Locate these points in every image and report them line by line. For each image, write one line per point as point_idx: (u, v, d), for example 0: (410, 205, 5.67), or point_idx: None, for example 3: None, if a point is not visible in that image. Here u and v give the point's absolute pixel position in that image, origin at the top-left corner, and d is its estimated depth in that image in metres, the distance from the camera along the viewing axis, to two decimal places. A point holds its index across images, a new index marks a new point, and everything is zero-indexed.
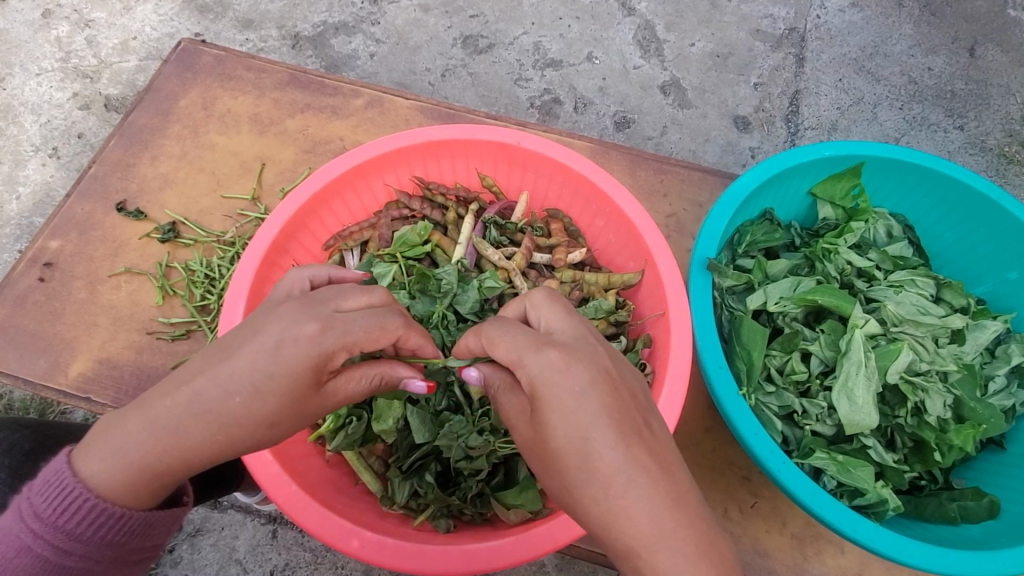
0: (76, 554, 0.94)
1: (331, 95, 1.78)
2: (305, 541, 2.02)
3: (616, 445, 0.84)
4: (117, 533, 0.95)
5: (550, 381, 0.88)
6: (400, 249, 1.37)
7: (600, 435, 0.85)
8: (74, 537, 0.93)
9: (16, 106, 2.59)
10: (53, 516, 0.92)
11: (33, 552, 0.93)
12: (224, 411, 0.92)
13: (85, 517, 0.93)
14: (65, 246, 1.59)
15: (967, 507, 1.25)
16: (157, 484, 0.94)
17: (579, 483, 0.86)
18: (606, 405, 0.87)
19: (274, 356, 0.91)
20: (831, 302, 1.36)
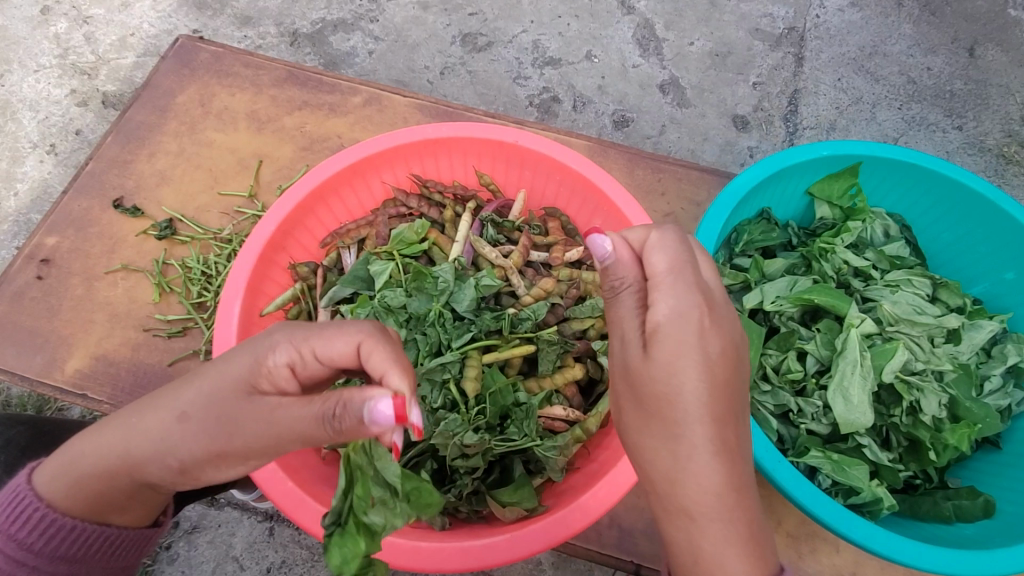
0: (30, 564, 1.01)
1: (330, 93, 1.77)
2: (301, 538, 2.02)
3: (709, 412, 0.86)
4: (71, 547, 1.02)
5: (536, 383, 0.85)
6: (397, 246, 1.37)
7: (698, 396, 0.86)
8: (25, 547, 1.00)
9: (14, 102, 2.59)
10: (8, 525, 1.00)
11: None
12: (161, 414, 0.92)
13: (37, 528, 1.00)
14: (63, 242, 1.59)
15: (961, 506, 1.26)
16: (89, 487, 0.98)
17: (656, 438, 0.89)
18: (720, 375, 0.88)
19: (219, 374, 0.91)
20: (827, 302, 1.36)
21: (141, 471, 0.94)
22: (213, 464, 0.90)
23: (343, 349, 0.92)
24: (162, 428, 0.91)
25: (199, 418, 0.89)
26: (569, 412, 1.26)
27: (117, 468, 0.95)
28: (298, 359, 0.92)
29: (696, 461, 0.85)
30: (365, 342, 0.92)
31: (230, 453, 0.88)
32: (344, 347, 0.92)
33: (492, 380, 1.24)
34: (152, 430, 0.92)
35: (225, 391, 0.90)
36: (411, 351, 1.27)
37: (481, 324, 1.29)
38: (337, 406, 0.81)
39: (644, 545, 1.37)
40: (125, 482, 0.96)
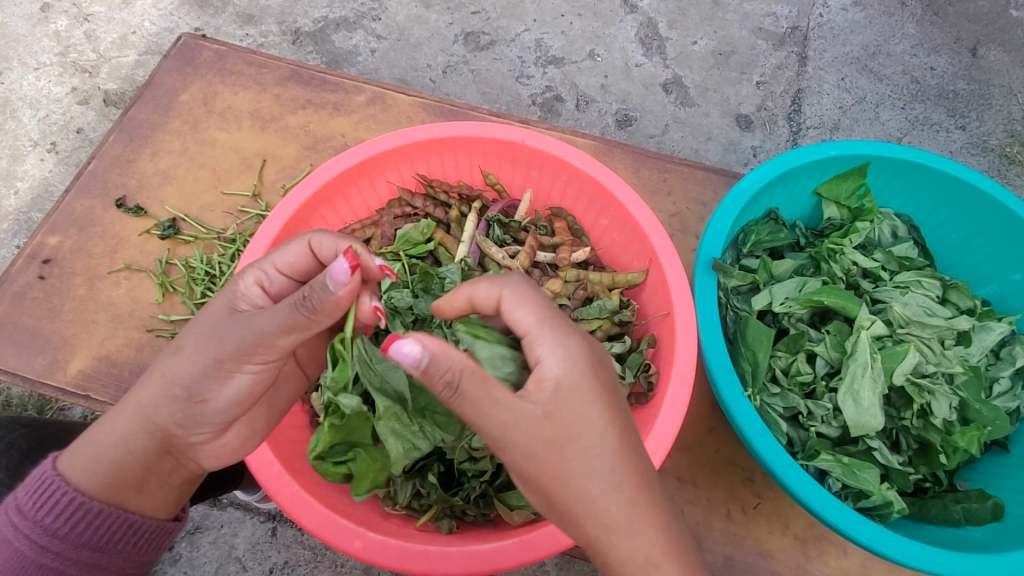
0: (53, 551, 1.00)
1: (333, 92, 1.76)
2: (304, 539, 2.01)
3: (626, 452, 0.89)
4: (95, 534, 1.01)
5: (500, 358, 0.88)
6: (403, 247, 1.35)
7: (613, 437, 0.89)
8: (51, 532, 0.99)
9: (14, 101, 2.57)
10: (33, 510, 0.99)
11: (13, 547, 0.99)
12: (163, 360, 1.02)
13: (64, 513, 1.00)
14: (65, 241, 1.58)
15: (971, 509, 1.25)
16: (107, 462, 1.01)
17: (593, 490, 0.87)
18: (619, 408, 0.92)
19: (207, 312, 1.03)
20: (837, 303, 1.35)
21: (156, 413, 1.00)
22: (218, 381, 0.98)
23: (299, 257, 1.05)
24: (167, 367, 1.00)
25: (192, 343, 0.99)
26: None
27: (136, 425, 1.01)
28: (266, 277, 1.05)
29: (636, 499, 0.88)
30: (315, 244, 1.05)
31: (228, 361, 0.97)
32: (298, 250, 1.05)
33: None
34: (161, 380, 1.00)
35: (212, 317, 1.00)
36: None
37: None
38: (304, 289, 0.91)
39: None
40: (144, 442, 1.01)
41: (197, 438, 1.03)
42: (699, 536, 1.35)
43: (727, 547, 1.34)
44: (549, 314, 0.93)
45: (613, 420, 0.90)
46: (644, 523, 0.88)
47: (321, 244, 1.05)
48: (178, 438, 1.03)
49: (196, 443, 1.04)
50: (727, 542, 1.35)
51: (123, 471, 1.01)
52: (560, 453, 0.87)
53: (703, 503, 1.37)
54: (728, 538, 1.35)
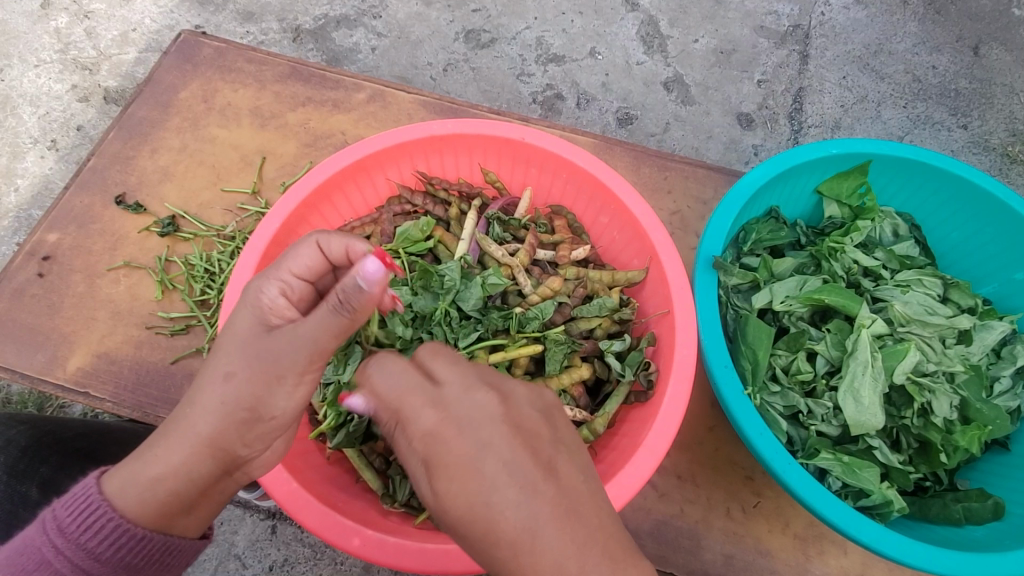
0: (94, 574, 0.95)
1: (334, 89, 1.76)
2: (304, 536, 2.01)
3: (511, 498, 0.79)
4: (135, 557, 0.96)
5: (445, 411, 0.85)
6: (402, 244, 1.35)
7: (489, 492, 0.80)
8: (94, 556, 0.94)
9: (14, 98, 2.57)
10: (76, 532, 0.95)
11: (54, 567, 0.95)
12: (207, 390, 0.96)
13: (108, 536, 0.95)
14: (64, 239, 1.57)
15: (971, 508, 1.24)
16: (163, 490, 0.96)
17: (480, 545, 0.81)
18: (501, 462, 0.81)
19: (236, 336, 0.98)
20: (837, 302, 1.35)
21: (220, 440, 0.96)
22: (274, 393, 0.96)
23: (313, 261, 1.06)
24: (220, 392, 0.96)
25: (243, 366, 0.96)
26: (576, 413, 1.24)
27: (198, 453, 0.96)
28: (287, 285, 1.04)
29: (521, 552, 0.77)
30: (325, 245, 1.06)
31: (284, 379, 0.96)
32: (312, 254, 1.06)
33: None
34: (213, 402, 0.96)
35: (248, 336, 0.98)
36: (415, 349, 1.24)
37: (488, 324, 1.27)
38: (339, 292, 0.92)
39: (650, 547, 1.34)
40: (206, 466, 0.97)
41: (252, 455, 1.01)
42: (699, 535, 1.35)
43: (727, 546, 1.34)
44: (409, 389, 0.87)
45: None
46: None
47: (330, 244, 1.07)
48: (238, 460, 1.00)
49: (252, 458, 1.02)
50: (727, 541, 1.34)
51: (181, 496, 0.97)
52: (450, 515, 0.83)
53: (703, 502, 1.37)
54: (728, 537, 1.34)
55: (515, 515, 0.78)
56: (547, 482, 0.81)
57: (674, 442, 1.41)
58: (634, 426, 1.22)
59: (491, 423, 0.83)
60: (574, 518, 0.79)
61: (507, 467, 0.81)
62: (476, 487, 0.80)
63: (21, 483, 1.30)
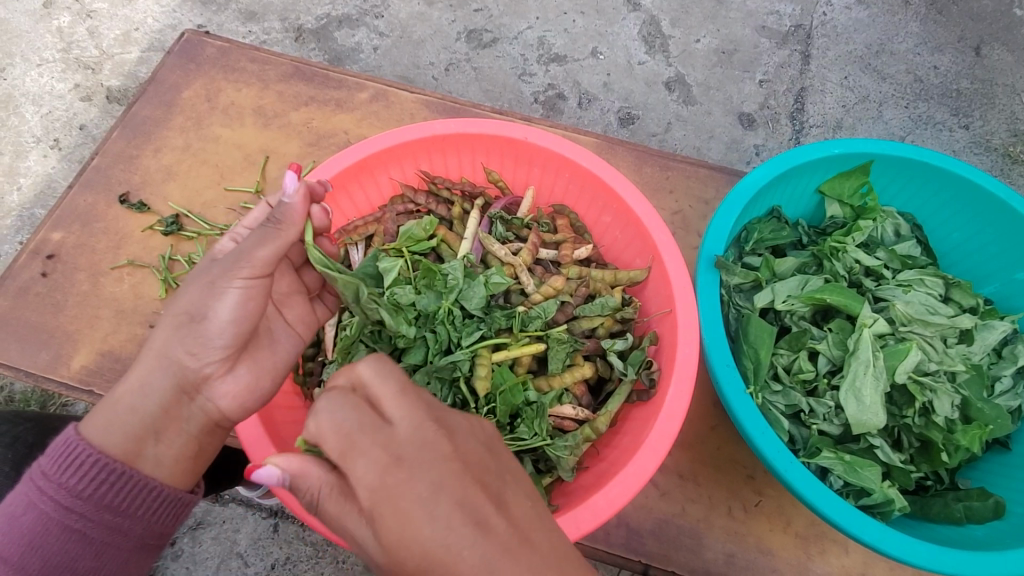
0: (77, 512, 0.96)
1: (337, 88, 1.77)
2: (305, 535, 2.02)
3: (461, 544, 0.67)
4: (115, 497, 0.97)
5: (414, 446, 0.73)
6: (405, 243, 1.33)
7: (438, 534, 0.68)
8: (75, 493, 0.96)
9: (17, 97, 2.58)
10: (57, 472, 0.96)
11: (39, 508, 0.96)
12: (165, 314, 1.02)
13: (86, 473, 0.96)
14: (68, 237, 1.58)
15: (972, 507, 1.25)
16: (124, 409, 0.98)
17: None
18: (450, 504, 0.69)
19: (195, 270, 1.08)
20: (839, 302, 1.35)
21: (166, 347, 0.99)
22: (212, 295, 0.99)
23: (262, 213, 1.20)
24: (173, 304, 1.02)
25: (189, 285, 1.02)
26: (579, 411, 1.25)
27: (152, 365, 0.99)
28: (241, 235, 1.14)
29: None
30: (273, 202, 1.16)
31: None
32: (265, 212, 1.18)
33: (502, 378, 1.23)
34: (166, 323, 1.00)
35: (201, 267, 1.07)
36: (419, 348, 1.25)
37: (492, 323, 1.28)
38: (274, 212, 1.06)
39: (652, 546, 1.34)
40: (158, 381, 0.99)
41: (210, 369, 1.01)
42: (700, 534, 1.35)
43: (729, 545, 1.34)
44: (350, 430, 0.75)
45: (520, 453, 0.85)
46: None
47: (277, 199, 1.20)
48: (191, 373, 1.00)
49: (211, 378, 1.01)
50: (728, 540, 1.35)
51: (140, 413, 0.98)
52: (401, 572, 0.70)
53: (704, 501, 1.37)
54: (729, 536, 1.35)
55: (471, 556, 0.67)
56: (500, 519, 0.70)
57: (676, 441, 1.42)
58: (636, 425, 1.23)
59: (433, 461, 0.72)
60: (532, 550, 0.69)
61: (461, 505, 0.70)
62: (424, 532, 0.68)
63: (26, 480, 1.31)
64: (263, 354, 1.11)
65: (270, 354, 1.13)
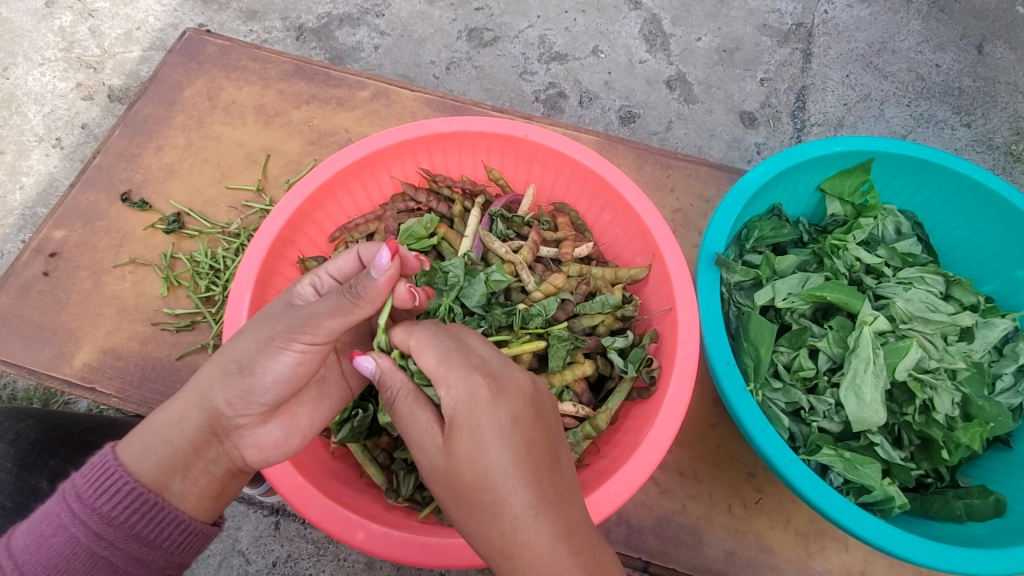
0: (107, 538, 0.94)
1: (337, 87, 1.77)
2: (307, 533, 2.02)
3: (520, 479, 0.84)
4: (147, 527, 0.96)
5: (466, 410, 0.87)
6: (406, 241, 1.34)
7: (505, 465, 0.84)
8: (108, 519, 0.94)
9: (19, 96, 2.59)
10: (93, 496, 0.94)
11: (68, 532, 0.94)
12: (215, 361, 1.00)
13: (123, 500, 0.94)
14: (69, 236, 1.58)
15: (972, 505, 1.25)
16: (160, 442, 0.98)
17: (480, 516, 0.85)
18: (511, 452, 0.85)
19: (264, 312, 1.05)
20: (840, 299, 1.35)
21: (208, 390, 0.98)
22: (268, 354, 0.97)
23: (348, 264, 1.12)
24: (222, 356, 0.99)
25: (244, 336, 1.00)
26: (579, 408, 1.25)
27: (192, 405, 0.99)
28: (319, 282, 1.09)
29: (519, 527, 0.82)
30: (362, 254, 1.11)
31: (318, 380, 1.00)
32: (348, 259, 1.12)
33: None
34: (216, 362, 1.00)
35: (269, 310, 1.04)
36: None
37: (493, 320, 1.28)
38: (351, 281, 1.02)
39: (652, 543, 1.34)
40: (195, 419, 0.99)
41: (243, 420, 1.00)
42: (700, 531, 1.35)
43: (728, 542, 1.34)
44: (448, 351, 0.92)
45: (521, 434, 0.87)
46: (532, 549, 0.80)
47: (369, 253, 1.12)
48: (226, 420, 0.99)
49: (243, 428, 1.01)
50: (728, 537, 1.35)
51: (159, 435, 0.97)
52: (459, 483, 0.87)
53: (704, 498, 1.37)
54: (729, 533, 1.35)
55: (520, 499, 0.83)
56: (551, 471, 0.86)
57: (676, 439, 1.42)
58: (636, 423, 1.23)
59: (506, 415, 0.87)
60: (567, 508, 0.84)
61: (529, 446, 0.86)
62: (493, 460, 0.84)
63: (28, 476, 1.32)
64: (302, 409, 1.08)
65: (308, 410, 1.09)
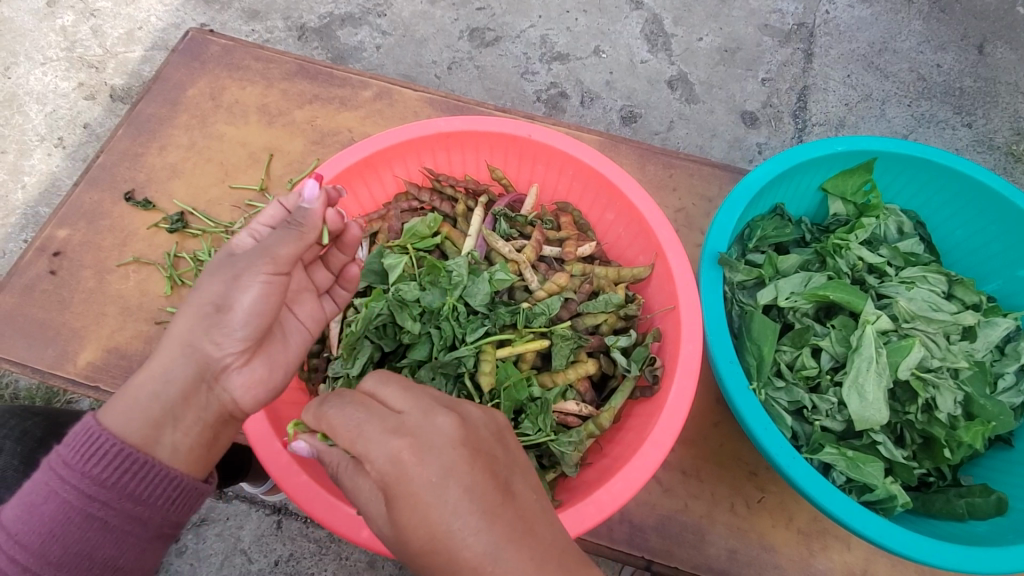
0: (100, 500, 0.95)
1: (340, 86, 1.77)
2: (309, 532, 2.03)
3: (469, 527, 0.72)
4: (139, 486, 0.96)
5: (393, 473, 0.76)
6: (411, 240, 1.35)
7: (447, 517, 0.73)
8: (99, 481, 0.94)
9: (21, 95, 2.59)
10: (82, 460, 0.94)
11: (60, 497, 0.94)
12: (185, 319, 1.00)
13: (112, 461, 0.94)
14: (73, 235, 1.59)
15: (975, 504, 1.25)
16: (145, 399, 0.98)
17: (438, 574, 0.73)
18: (461, 488, 0.74)
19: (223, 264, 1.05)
20: (843, 298, 1.35)
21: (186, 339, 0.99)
22: (247, 293, 0.99)
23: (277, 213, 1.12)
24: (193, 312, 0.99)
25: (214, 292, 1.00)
26: (582, 407, 1.26)
27: (176, 353, 0.99)
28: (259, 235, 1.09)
29: None
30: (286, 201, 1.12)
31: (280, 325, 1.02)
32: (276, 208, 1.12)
33: (506, 373, 1.23)
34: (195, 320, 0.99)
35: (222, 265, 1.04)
36: (424, 345, 1.26)
37: (497, 319, 1.28)
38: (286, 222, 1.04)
39: (655, 542, 1.34)
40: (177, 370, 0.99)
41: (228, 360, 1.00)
42: (703, 530, 1.35)
43: (730, 541, 1.35)
44: (359, 423, 0.81)
45: (456, 476, 0.75)
46: None
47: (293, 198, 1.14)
48: (214, 362, 0.99)
49: (229, 368, 1.01)
50: (730, 536, 1.35)
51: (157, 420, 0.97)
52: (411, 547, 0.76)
53: (707, 497, 1.38)
54: (732, 532, 1.35)
55: (476, 545, 0.71)
56: (508, 506, 0.75)
57: (679, 438, 1.42)
58: (639, 421, 1.24)
59: (451, 449, 0.77)
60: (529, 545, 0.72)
61: (468, 494, 0.74)
62: (436, 514, 0.73)
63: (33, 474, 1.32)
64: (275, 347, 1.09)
65: (282, 348, 1.11)
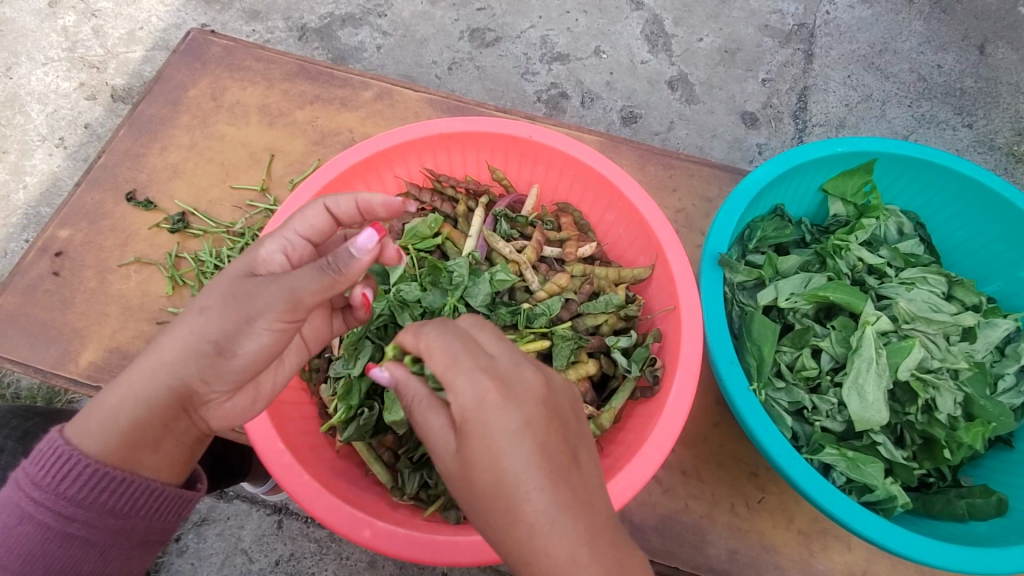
0: (79, 519, 0.95)
1: (341, 87, 1.78)
2: (310, 532, 2.03)
3: (535, 483, 0.80)
4: (118, 501, 0.96)
5: (474, 416, 0.83)
6: (411, 240, 1.37)
7: (517, 470, 0.80)
8: (75, 502, 0.94)
9: (22, 95, 2.59)
10: (54, 483, 0.94)
11: (37, 519, 0.95)
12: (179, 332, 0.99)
13: (86, 483, 0.94)
14: (75, 235, 1.59)
15: (975, 504, 1.25)
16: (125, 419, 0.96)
17: (498, 524, 0.82)
18: (536, 444, 0.82)
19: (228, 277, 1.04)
20: (843, 299, 1.36)
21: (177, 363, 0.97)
22: (243, 331, 0.99)
23: (317, 221, 1.14)
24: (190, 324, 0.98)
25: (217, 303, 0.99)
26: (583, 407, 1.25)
27: (161, 369, 0.97)
28: (290, 245, 1.12)
29: (535, 533, 0.79)
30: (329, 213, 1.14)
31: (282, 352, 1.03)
32: (318, 218, 1.14)
33: None
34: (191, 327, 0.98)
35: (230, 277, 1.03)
36: None
37: (498, 319, 1.29)
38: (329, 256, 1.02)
39: (655, 542, 1.35)
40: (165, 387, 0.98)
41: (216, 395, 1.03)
42: (704, 530, 1.36)
43: (731, 541, 1.35)
44: (458, 353, 0.86)
45: (533, 436, 0.82)
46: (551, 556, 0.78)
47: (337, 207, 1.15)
48: (197, 396, 1.01)
49: (211, 403, 1.04)
50: (731, 536, 1.35)
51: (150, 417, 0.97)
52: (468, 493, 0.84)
53: (707, 497, 1.38)
54: (732, 532, 1.35)
55: (539, 500, 0.79)
56: (572, 471, 0.82)
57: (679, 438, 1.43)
58: (639, 422, 1.24)
59: (531, 405, 0.84)
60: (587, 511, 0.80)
61: (543, 448, 0.82)
62: (507, 466, 0.81)
63: None
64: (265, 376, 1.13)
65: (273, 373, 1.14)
